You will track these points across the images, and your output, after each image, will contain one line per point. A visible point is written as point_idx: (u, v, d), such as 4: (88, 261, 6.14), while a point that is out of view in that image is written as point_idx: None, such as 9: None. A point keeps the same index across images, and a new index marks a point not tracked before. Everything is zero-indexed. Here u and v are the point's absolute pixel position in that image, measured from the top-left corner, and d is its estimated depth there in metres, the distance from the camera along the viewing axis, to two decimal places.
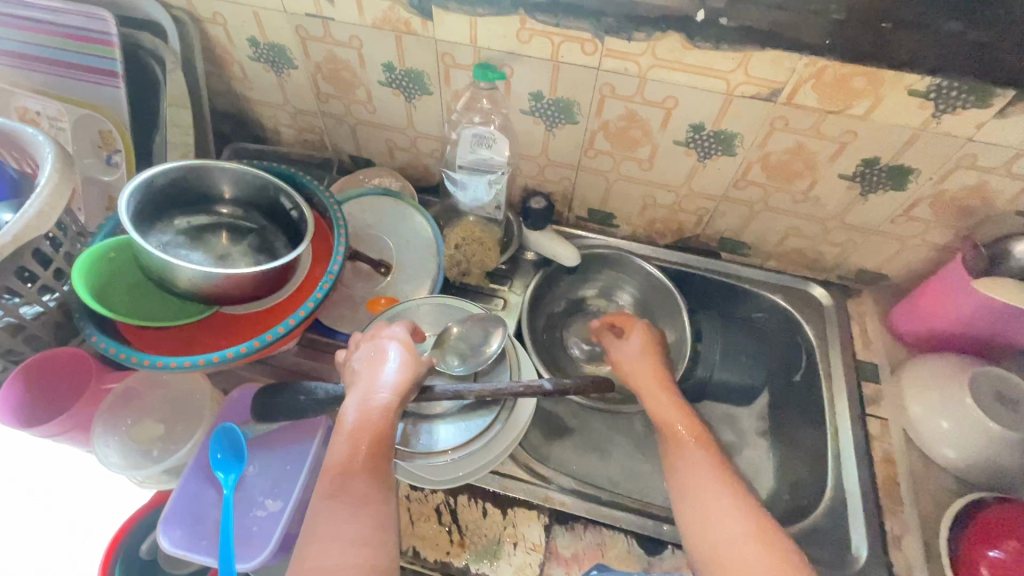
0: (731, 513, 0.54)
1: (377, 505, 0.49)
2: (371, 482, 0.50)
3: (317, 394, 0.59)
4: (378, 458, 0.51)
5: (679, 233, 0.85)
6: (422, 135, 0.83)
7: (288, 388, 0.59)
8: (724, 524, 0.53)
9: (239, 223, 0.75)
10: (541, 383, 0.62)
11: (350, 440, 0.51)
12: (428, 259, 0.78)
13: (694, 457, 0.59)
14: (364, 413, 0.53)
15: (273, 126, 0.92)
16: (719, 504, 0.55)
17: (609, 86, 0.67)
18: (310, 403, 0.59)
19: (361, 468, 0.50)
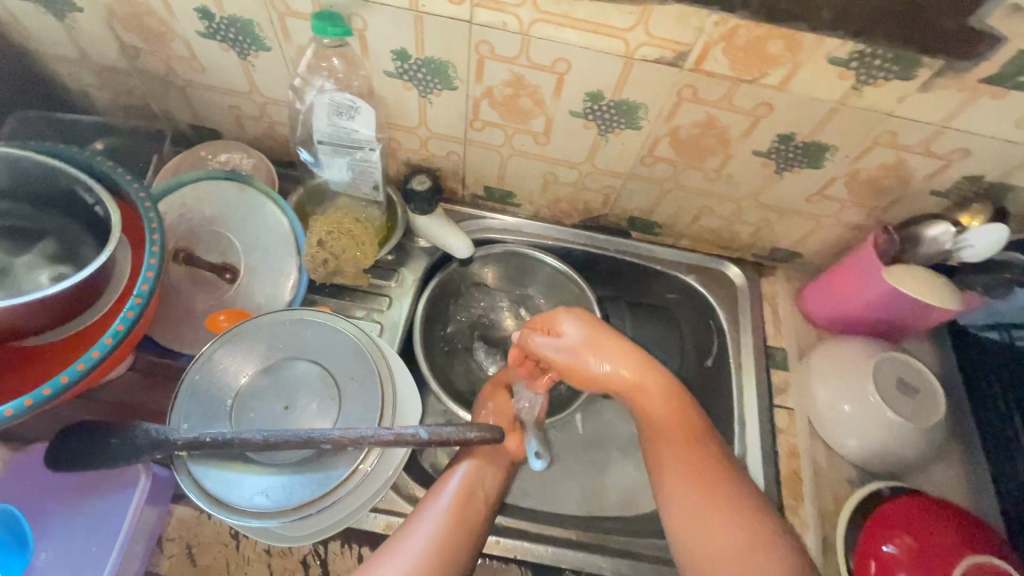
0: (676, 442, 0.57)
1: (454, 545, 0.51)
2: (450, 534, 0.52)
3: (133, 439, 0.48)
4: (472, 511, 0.54)
5: (587, 212, 0.76)
6: (271, 100, 0.67)
7: (100, 442, 0.49)
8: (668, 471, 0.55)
9: (22, 226, 0.58)
10: (415, 433, 0.53)
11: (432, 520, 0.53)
12: (286, 259, 0.65)
13: (643, 402, 0.61)
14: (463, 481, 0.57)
15: (77, 88, 0.71)
16: (668, 464, 0.55)
17: (487, 45, 0.54)
18: (126, 449, 0.48)
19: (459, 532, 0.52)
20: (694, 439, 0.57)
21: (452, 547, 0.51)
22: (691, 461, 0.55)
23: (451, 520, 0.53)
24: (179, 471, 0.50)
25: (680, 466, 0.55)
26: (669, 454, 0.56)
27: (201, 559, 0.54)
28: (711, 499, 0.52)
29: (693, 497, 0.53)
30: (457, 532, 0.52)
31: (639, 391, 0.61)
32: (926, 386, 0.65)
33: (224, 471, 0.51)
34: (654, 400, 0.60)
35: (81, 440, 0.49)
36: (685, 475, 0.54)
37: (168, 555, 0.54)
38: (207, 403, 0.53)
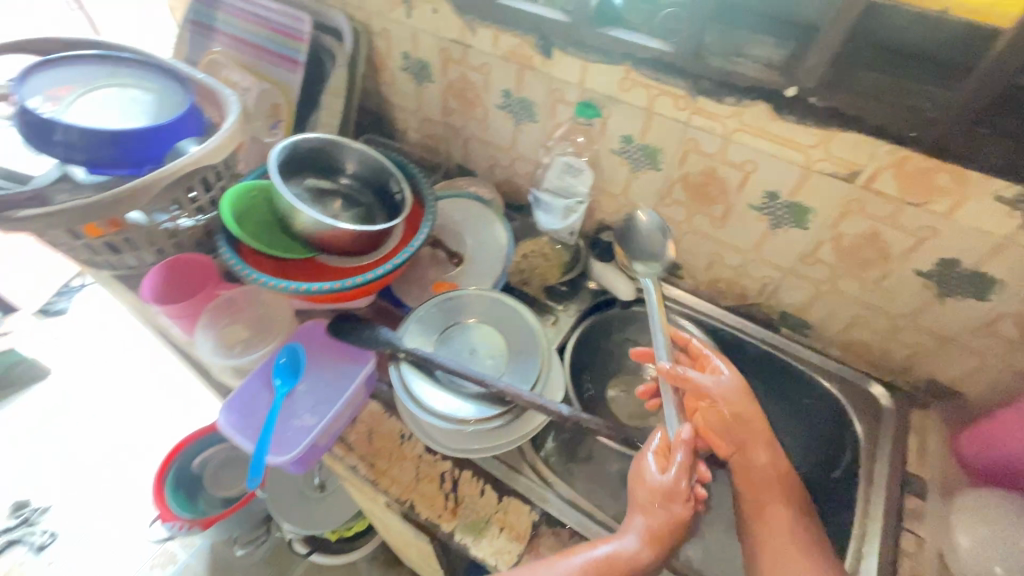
0: (800, 530, 0.59)
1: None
2: None
3: (378, 334, 0.70)
4: None
5: (741, 297, 0.87)
6: (521, 157, 0.94)
7: (357, 328, 0.71)
8: (769, 557, 0.58)
9: (352, 195, 0.89)
10: (558, 408, 0.65)
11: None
12: (496, 262, 0.87)
13: (768, 489, 0.62)
14: (614, 551, 0.54)
15: (401, 128, 1.07)
16: (783, 557, 0.57)
17: (694, 141, 0.73)
18: (370, 338, 0.70)
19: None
20: (808, 546, 0.58)
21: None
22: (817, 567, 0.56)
23: None
24: (394, 367, 0.70)
25: (792, 558, 0.57)
26: (795, 542, 0.58)
27: (376, 442, 0.71)
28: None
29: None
30: None
31: (775, 487, 0.62)
32: None
33: (420, 378, 0.69)
34: (752, 464, 0.64)
35: (348, 322, 0.72)
36: (786, 528, 0.59)
37: (356, 430, 0.72)
38: (423, 332, 0.74)
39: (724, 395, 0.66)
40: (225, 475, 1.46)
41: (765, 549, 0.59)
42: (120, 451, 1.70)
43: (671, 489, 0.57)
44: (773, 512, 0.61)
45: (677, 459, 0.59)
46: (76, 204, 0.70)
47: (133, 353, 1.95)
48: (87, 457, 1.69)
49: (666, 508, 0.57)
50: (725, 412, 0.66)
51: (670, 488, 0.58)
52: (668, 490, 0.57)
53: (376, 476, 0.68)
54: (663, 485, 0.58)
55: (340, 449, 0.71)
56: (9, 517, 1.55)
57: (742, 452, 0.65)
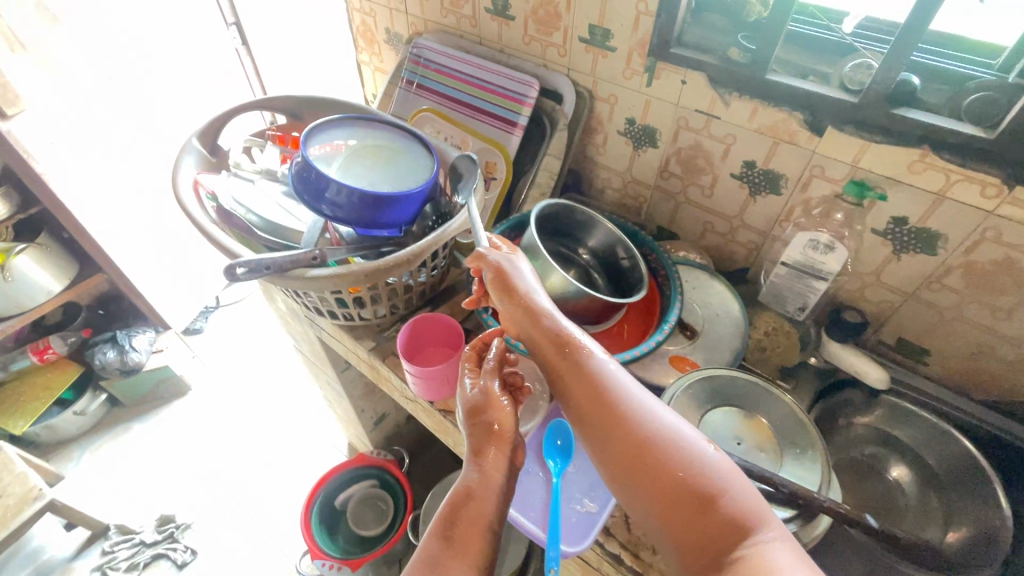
0: (628, 409, 0.52)
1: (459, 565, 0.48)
2: (458, 553, 0.49)
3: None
4: (452, 526, 0.51)
5: (1008, 394, 0.79)
6: (746, 226, 0.91)
7: None
8: (616, 458, 0.52)
9: (574, 257, 0.88)
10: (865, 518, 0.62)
11: (450, 505, 0.53)
12: (734, 337, 0.83)
13: (577, 379, 0.56)
14: (470, 476, 0.56)
15: (600, 187, 1.08)
16: (591, 433, 0.54)
17: (995, 230, 0.67)
18: None
19: (452, 556, 0.49)
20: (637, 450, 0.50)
21: (435, 551, 0.49)
22: (627, 438, 0.51)
23: (440, 527, 0.51)
24: None
25: (600, 438, 0.53)
26: (616, 427, 0.52)
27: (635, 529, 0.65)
28: (687, 519, 0.47)
29: (666, 495, 0.48)
30: (461, 556, 0.49)
31: (553, 353, 0.58)
32: None
33: None
34: (575, 368, 0.56)
35: None
36: (605, 429, 0.52)
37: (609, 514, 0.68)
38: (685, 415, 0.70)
39: (507, 300, 0.64)
40: (367, 516, 1.47)
41: (599, 441, 0.53)
42: (256, 471, 1.75)
43: (495, 414, 0.59)
44: (574, 380, 0.56)
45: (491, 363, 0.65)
46: (358, 269, 0.72)
47: (265, 375, 2.02)
48: (227, 476, 1.74)
49: (474, 422, 0.59)
50: (516, 293, 0.64)
51: (482, 392, 0.61)
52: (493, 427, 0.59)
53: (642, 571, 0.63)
54: (476, 399, 0.61)
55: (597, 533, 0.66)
56: (156, 531, 1.59)
57: (550, 344, 0.59)
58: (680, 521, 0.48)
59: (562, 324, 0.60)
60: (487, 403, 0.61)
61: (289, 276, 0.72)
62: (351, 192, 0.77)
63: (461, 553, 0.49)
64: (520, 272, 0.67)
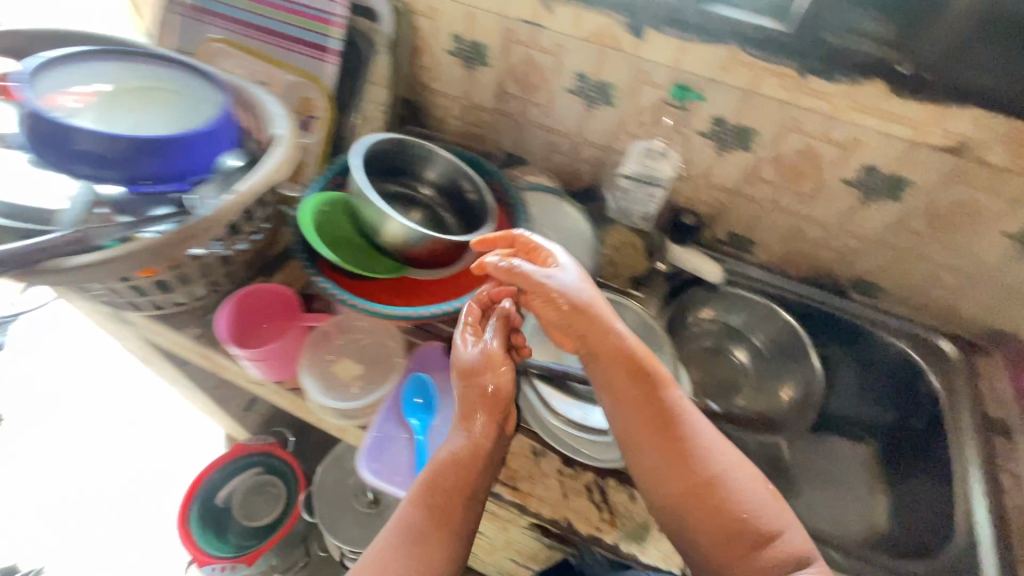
0: (700, 446, 0.56)
1: (434, 544, 0.53)
2: (438, 526, 0.54)
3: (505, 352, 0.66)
4: (440, 529, 0.54)
5: (815, 268, 0.90)
6: (588, 142, 0.90)
7: None
8: (638, 425, 0.57)
9: (416, 198, 0.82)
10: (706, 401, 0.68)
11: (433, 476, 0.56)
12: (584, 254, 0.83)
13: (632, 384, 0.58)
14: (457, 450, 0.56)
15: (440, 116, 0.99)
16: (648, 442, 0.56)
17: (795, 121, 0.72)
18: None
19: (429, 528, 0.53)
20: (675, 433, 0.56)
21: (410, 525, 0.54)
22: (665, 433, 0.56)
23: (421, 521, 0.54)
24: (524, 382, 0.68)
25: (655, 449, 0.56)
26: (671, 435, 0.56)
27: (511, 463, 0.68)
28: (705, 509, 0.54)
29: (734, 511, 0.53)
30: (440, 531, 0.54)
31: (626, 374, 0.58)
32: None
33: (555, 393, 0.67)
34: (626, 376, 0.58)
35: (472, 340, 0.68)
36: (654, 435, 0.56)
37: None
38: None
39: (506, 274, 0.61)
40: (257, 506, 1.37)
41: (619, 407, 0.58)
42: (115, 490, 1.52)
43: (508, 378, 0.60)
44: (626, 397, 0.58)
45: (496, 323, 0.63)
46: (138, 248, 0.58)
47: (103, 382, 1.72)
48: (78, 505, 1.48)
49: (468, 384, 0.59)
50: (563, 303, 0.60)
51: (473, 360, 0.61)
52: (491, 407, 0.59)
53: (522, 499, 0.66)
54: (466, 361, 0.60)
55: None
56: None
57: (595, 347, 0.59)
58: (699, 509, 0.54)
59: (617, 323, 0.60)
60: (483, 364, 0.61)
61: (42, 270, 0.56)
62: (104, 139, 0.61)
63: (438, 529, 0.54)
64: (554, 279, 0.60)
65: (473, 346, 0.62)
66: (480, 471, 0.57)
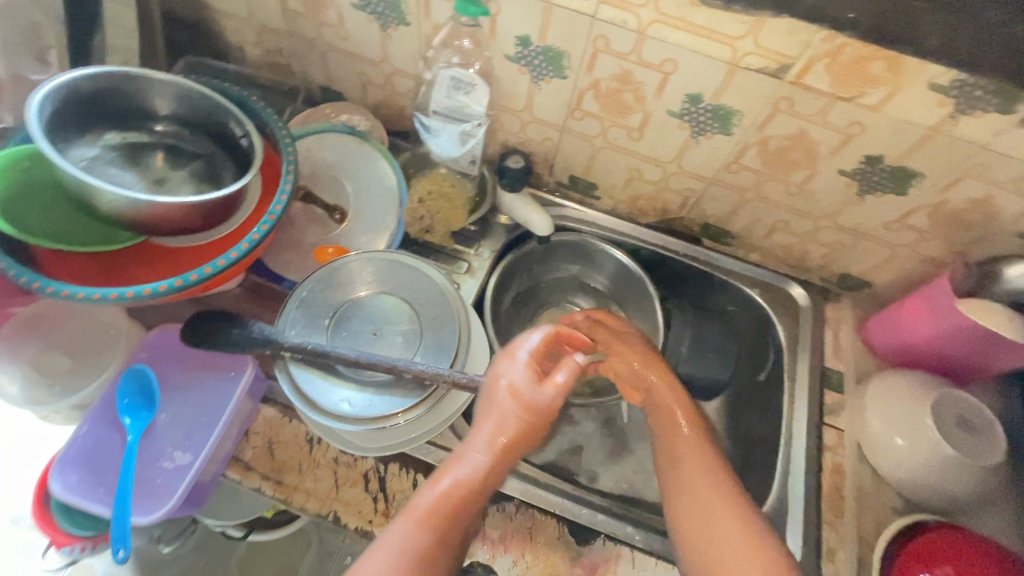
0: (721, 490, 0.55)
1: (434, 560, 0.49)
2: (438, 541, 0.50)
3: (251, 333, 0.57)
4: (443, 537, 0.50)
5: (663, 213, 0.80)
6: (398, 72, 0.75)
7: (223, 332, 0.57)
8: (689, 494, 0.56)
9: (182, 145, 0.68)
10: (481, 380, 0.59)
11: (440, 495, 0.52)
12: (389, 211, 0.73)
13: (688, 446, 0.59)
14: (462, 475, 0.53)
15: (234, 43, 0.82)
16: (708, 500, 0.55)
17: (604, 39, 0.60)
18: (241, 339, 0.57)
19: (438, 552, 0.49)
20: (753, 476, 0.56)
21: (444, 538, 0.50)
22: (717, 505, 0.54)
23: (428, 528, 0.50)
24: (280, 368, 0.57)
25: (705, 498, 0.55)
26: (698, 482, 0.56)
27: (278, 454, 0.60)
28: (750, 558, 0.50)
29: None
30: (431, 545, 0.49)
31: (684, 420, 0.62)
32: (987, 426, 0.64)
33: (316, 378, 0.58)
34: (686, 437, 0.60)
35: (210, 327, 0.58)
36: (701, 483, 0.56)
37: (252, 446, 0.60)
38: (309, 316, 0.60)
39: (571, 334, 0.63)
40: None
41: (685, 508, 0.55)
42: None
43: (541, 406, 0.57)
44: (688, 456, 0.58)
45: (563, 376, 0.58)
46: None
47: None
48: None
49: (518, 408, 0.56)
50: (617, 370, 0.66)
51: (540, 404, 0.57)
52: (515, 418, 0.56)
53: (286, 494, 0.59)
54: (540, 403, 0.57)
55: (237, 472, 0.59)
56: None
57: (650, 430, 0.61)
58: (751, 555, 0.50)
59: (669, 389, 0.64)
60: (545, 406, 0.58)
61: None
62: None
63: (441, 543, 0.50)
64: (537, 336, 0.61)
65: (523, 359, 0.59)
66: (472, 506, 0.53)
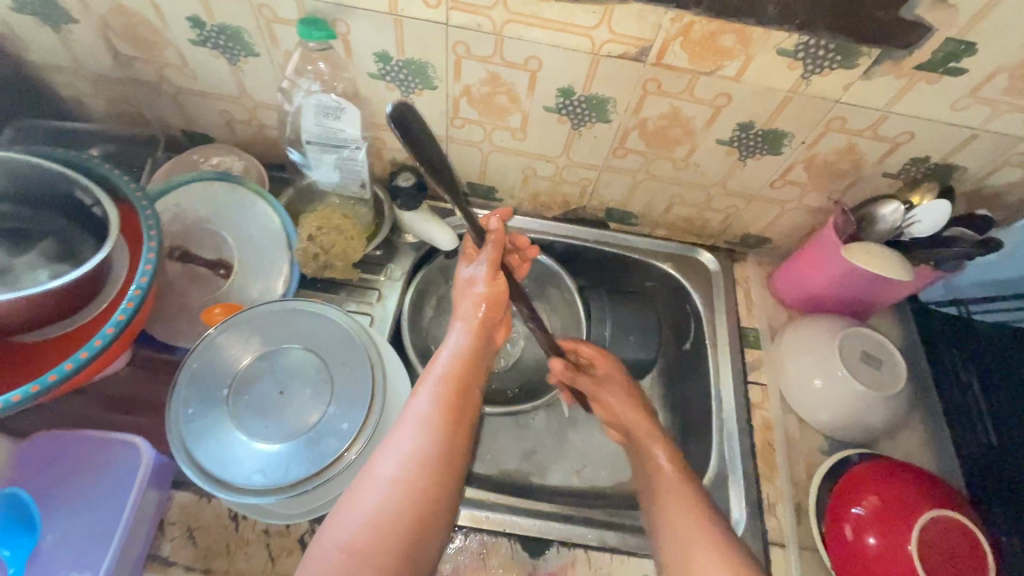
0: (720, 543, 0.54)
1: (445, 447, 0.52)
2: (447, 435, 0.52)
3: (175, 414, 0.54)
4: (460, 425, 0.54)
5: (566, 206, 0.80)
6: (260, 104, 0.70)
7: (171, 416, 0.54)
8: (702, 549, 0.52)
9: (21, 226, 0.60)
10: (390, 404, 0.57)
11: (449, 395, 0.55)
12: (278, 255, 0.68)
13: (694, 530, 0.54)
14: (451, 374, 0.57)
15: (72, 97, 0.74)
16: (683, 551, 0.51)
17: (463, 45, 0.57)
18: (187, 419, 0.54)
19: (445, 440, 0.52)
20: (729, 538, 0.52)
21: (434, 482, 0.50)
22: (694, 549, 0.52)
23: (446, 418, 0.53)
24: (179, 454, 0.52)
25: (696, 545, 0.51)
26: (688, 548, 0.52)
27: (201, 541, 0.56)
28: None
29: None
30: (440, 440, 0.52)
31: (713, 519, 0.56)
32: (888, 356, 0.69)
33: (223, 455, 0.53)
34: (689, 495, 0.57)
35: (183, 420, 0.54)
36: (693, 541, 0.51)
37: (170, 539, 0.56)
38: (204, 391, 0.56)
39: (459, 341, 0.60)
40: None
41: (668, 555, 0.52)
42: None
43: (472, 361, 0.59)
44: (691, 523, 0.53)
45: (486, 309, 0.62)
46: None
47: None
48: None
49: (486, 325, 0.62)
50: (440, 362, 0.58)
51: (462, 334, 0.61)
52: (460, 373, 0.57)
53: None
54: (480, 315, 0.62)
55: (157, 571, 0.54)
56: None
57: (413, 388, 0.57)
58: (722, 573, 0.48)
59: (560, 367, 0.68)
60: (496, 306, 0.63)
61: None
62: None
63: (452, 431, 0.53)
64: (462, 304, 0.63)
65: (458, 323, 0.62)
66: (468, 393, 0.57)
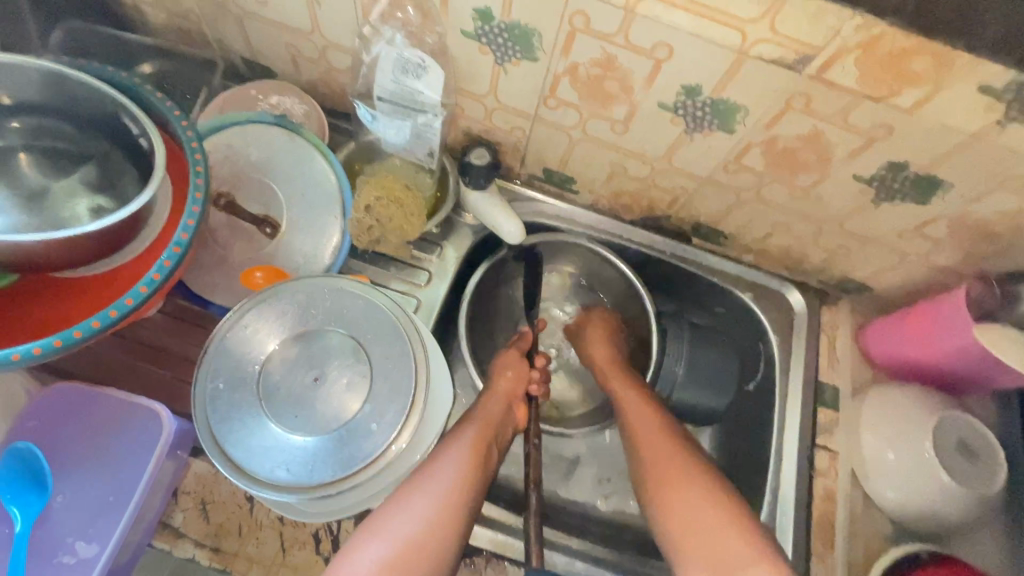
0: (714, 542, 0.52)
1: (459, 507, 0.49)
2: (463, 494, 0.50)
3: (204, 387, 0.50)
4: (476, 487, 0.51)
5: (649, 212, 0.71)
6: (332, 45, 0.61)
7: (198, 387, 0.50)
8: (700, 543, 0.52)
9: (62, 145, 0.54)
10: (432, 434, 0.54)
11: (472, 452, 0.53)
12: (329, 218, 0.62)
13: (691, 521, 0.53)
14: (478, 434, 0.55)
15: (128, 3, 0.66)
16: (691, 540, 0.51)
17: (582, 15, 0.48)
18: (214, 394, 0.50)
19: (460, 498, 0.50)
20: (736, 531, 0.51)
21: (434, 553, 0.47)
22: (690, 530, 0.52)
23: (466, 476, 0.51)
24: (202, 432, 0.49)
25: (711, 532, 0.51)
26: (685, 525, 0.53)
27: (213, 517, 0.53)
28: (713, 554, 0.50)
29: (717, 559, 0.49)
30: (457, 498, 0.50)
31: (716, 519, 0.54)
32: (989, 450, 0.60)
33: (249, 439, 0.49)
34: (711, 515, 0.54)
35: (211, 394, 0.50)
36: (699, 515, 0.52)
37: (181, 509, 0.53)
38: (235, 364, 0.51)
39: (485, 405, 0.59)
40: None
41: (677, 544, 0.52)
42: None
43: (500, 423, 0.59)
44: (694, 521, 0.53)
45: (518, 372, 0.64)
46: None
47: None
48: None
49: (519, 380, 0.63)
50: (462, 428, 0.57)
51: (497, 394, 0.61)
52: (476, 448, 0.54)
53: (224, 564, 0.52)
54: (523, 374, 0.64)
55: (165, 540, 0.52)
56: None
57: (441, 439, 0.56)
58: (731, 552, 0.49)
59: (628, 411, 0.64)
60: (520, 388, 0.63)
61: None
62: None
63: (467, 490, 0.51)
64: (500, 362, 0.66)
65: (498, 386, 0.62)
66: (490, 460, 0.55)
